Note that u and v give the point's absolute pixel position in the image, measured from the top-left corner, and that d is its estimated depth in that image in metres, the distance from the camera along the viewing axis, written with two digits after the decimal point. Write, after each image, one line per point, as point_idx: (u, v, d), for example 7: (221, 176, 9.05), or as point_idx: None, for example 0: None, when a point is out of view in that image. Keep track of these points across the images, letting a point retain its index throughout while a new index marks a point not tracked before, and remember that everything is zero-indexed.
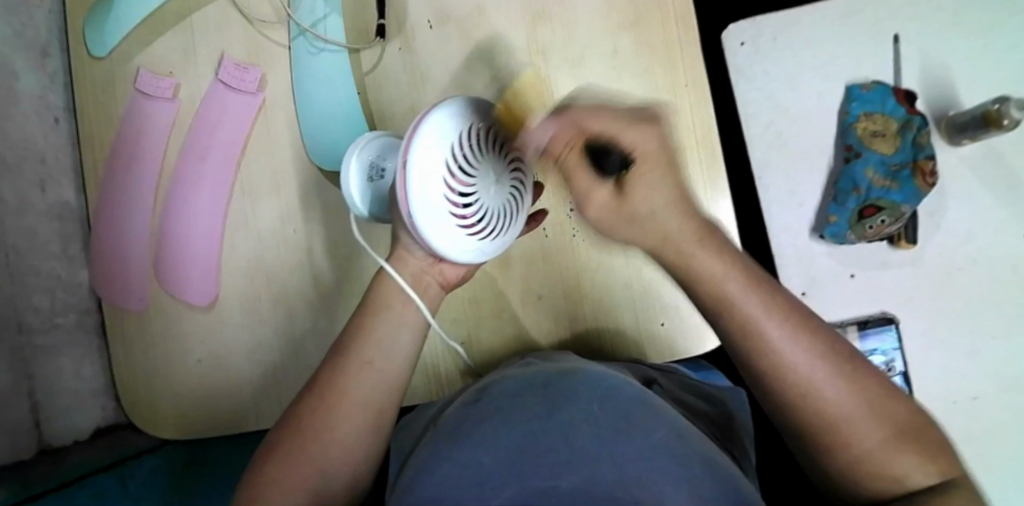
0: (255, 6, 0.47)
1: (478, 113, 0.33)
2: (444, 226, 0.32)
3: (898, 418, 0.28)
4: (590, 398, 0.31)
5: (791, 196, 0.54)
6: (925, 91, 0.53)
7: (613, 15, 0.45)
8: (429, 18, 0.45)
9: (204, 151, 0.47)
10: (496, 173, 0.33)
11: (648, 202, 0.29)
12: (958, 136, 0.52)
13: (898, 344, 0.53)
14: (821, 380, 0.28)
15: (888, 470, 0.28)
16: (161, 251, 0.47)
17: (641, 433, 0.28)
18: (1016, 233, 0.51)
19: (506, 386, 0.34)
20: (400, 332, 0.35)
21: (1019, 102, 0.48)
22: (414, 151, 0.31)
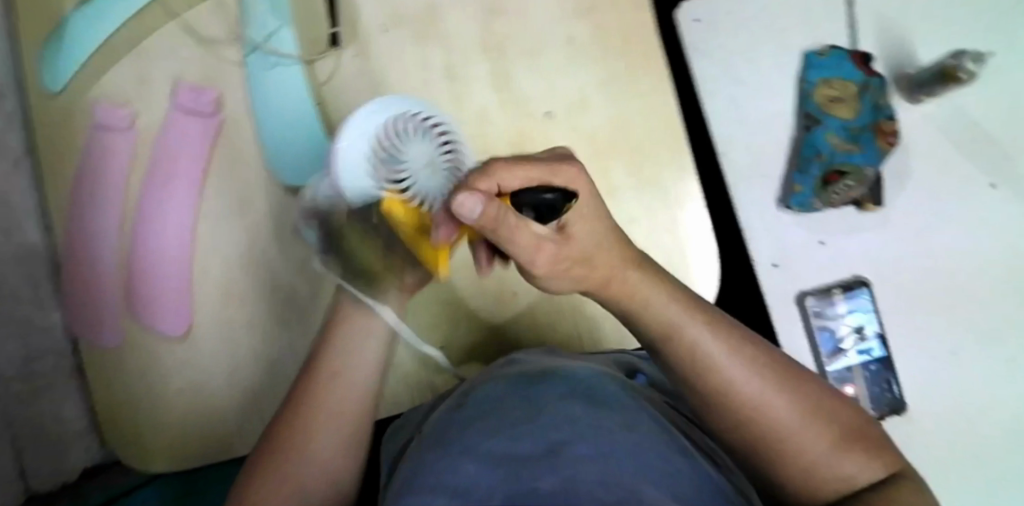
0: (205, 26, 0.46)
1: (391, 110, 0.33)
2: (381, 219, 0.32)
3: (839, 416, 0.31)
4: (571, 400, 0.31)
5: (755, 167, 0.49)
6: (883, 52, 0.50)
7: (567, 3, 0.44)
8: (382, 22, 0.44)
9: (165, 177, 0.46)
10: (426, 158, 0.31)
11: (587, 237, 0.28)
12: (918, 92, 0.49)
13: (870, 307, 0.49)
14: (764, 391, 0.30)
15: (841, 469, 0.30)
16: (132, 281, 0.47)
17: (622, 429, 0.29)
18: (982, 184, 0.49)
19: (489, 393, 0.35)
20: (366, 340, 0.35)
21: (972, 57, 0.47)
22: (340, 156, 0.32)
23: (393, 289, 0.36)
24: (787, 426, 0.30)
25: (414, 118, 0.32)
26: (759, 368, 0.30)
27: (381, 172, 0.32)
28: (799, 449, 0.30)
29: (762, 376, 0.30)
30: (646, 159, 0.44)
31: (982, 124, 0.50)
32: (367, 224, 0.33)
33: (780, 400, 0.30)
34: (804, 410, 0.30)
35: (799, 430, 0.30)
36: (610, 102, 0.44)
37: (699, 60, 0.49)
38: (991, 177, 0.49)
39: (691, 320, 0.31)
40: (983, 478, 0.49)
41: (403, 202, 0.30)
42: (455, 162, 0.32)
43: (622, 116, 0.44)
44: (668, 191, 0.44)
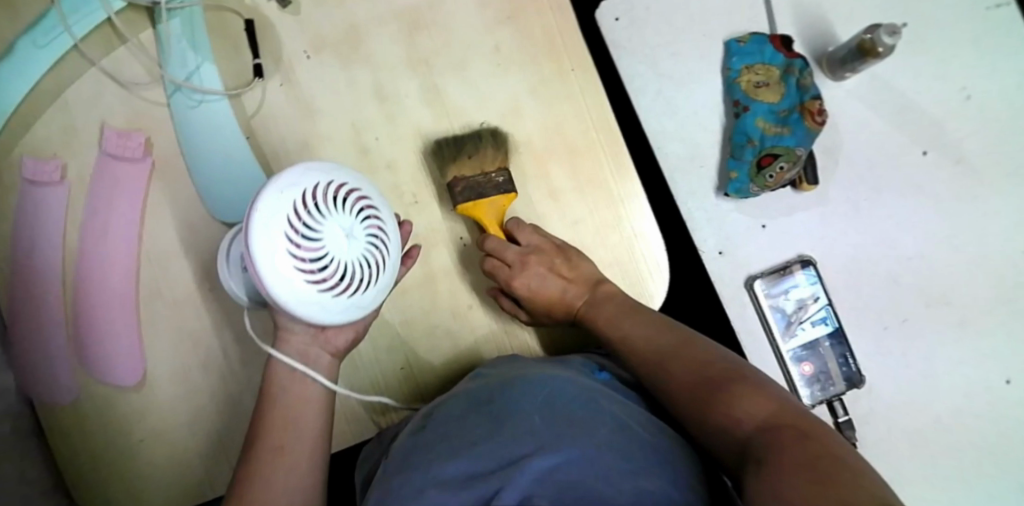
0: (127, 70, 0.45)
1: (304, 180, 0.32)
2: (303, 295, 0.32)
3: (726, 373, 0.34)
4: (536, 411, 0.32)
5: (693, 157, 0.47)
6: (801, 33, 0.49)
7: (489, 12, 0.44)
8: (305, 48, 0.44)
9: (104, 228, 0.45)
10: (346, 229, 0.33)
11: (532, 283, 0.43)
12: (838, 70, 0.48)
13: (816, 281, 0.48)
14: (648, 347, 0.39)
15: (721, 408, 0.32)
16: (80, 335, 0.45)
17: (584, 433, 0.30)
18: (914, 153, 0.48)
19: (450, 411, 0.35)
20: (305, 408, 0.37)
21: (889, 28, 0.45)
22: (254, 233, 0.31)
23: (323, 354, 0.39)
24: (682, 383, 0.36)
25: (326, 189, 0.33)
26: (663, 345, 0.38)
27: (305, 250, 0.32)
28: (680, 388, 0.35)
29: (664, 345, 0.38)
30: (585, 159, 0.44)
31: (913, 96, 0.48)
32: (287, 301, 0.32)
33: (680, 365, 0.37)
34: (702, 372, 0.36)
35: (691, 389, 0.35)
36: (542, 105, 0.44)
37: (621, 60, 0.46)
38: (923, 145, 0.48)
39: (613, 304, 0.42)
40: (960, 452, 0.47)
41: (328, 274, 0.32)
42: (372, 229, 0.35)
43: (556, 117, 0.44)
44: (611, 188, 0.44)
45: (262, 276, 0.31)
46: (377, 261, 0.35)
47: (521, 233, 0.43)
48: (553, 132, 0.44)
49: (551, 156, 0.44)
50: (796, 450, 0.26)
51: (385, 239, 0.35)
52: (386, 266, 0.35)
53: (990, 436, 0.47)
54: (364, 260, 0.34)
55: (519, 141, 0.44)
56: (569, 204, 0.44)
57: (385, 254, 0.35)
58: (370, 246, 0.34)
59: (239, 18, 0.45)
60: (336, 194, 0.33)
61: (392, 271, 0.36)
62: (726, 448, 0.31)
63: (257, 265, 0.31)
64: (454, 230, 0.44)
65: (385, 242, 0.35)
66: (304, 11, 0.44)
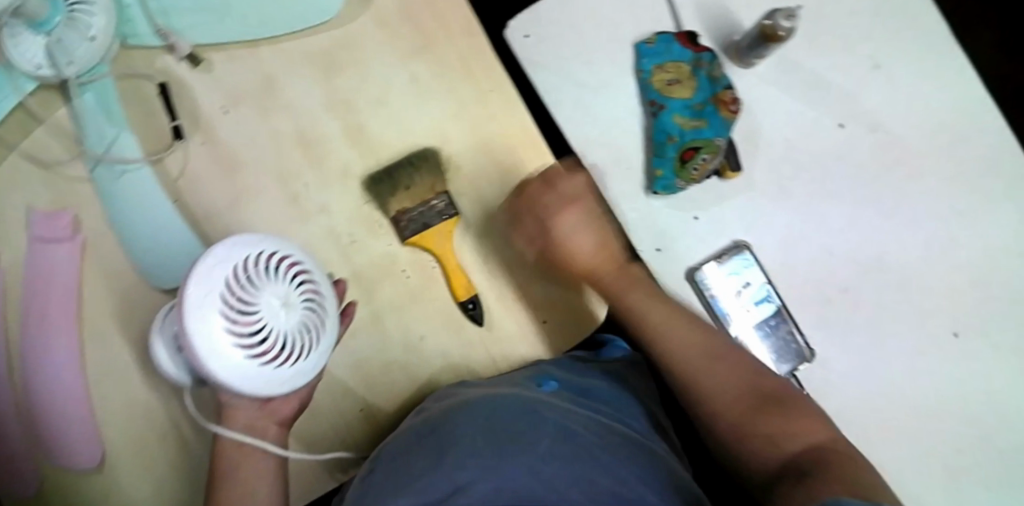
0: (46, 149, 0.45)
1: (235, 253, 0.32)
2: (245, 371, 0.31)
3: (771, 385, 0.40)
4: (479, 436, 0.34)
5: (618, 161, 0.48)
6: (706, 28, 0.50)
7: (401, 45, 0.45)
8: (222, 104, 0.44)
9: (41, 312, 0.44)
10: (282, 298, 0.32)
11: (491, 285, 0.44)
12: (747, 58, 0.48)
13: (753, 263, 0.48)
14: (691, 357, 0.42)
15: (770, 431, 0.37)
16: (33, 423, 0.44)
17: (527, 450, 0.32)
18: (832, 127, 0.48)
19: (396, 445, 0.36)
20: (257, 483, 0.38)
21: (786, 11, 0.45)
22: (188, 316, 0.30)
23: (270, 425, 0.38)
24: (721, 399, 0.40)
25: (258, 259, 0.32)
26: (712, 352, 0.42)
27: (242, 325, 0.31)
28: (716, 412, 0.40)
29: (704, 355, 0.42)
30: (515, 175, 0.45)
31: (832, 65, 0.48)
32: (228, 379, 0.31)
33: (715, 380, 0.41)
34: (734, 388, 0.40)
35: (728, 406, 0.40)
36: (466, 129, 0.45)
37: (536, 75, 0.47)
38: (837, 118, 0.48)
39: (661, 306, 0.44)
40: (926, 408, 0.48)
41: (268, 346, 0.31)
42: (309, 294, 0.34)
43: (482, 139, 0.45)
44: (545, 202, 0.45)
45: (200, 358, 0.30)
46: (317, 324, 0.34)
47: (480, 244, 0.44)
48: (481, 154, 0.45)
49: (482, 178, 0.45)
50: (837, 465, 0.33)
51: (324, 302, 0.35)
52: (328, 328, 0.35)
53: (955, 388, 0.48)
54: (304, 326, 0.33)
55: (447, 167, 0.44)
56: (505, 222, 0.44)
57: (324, 316, 0.35)
58: (308, 310, 0.34)
59: (152, 83, 0.44)
60: (268, 262, 0.33)
61: (334, 331, 0.35)
62: (755, 466, 0.38)
63: (195, 348, 0.30)
64: (395, 263, 0.44)
65: (325, 305, 0.35)
66: (216, 67, 0.44)
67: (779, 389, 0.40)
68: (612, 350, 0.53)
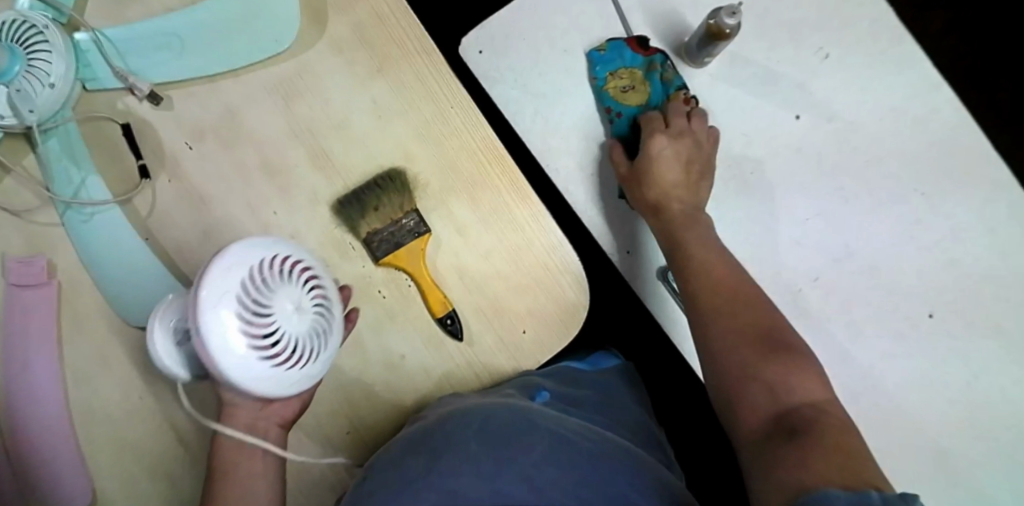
0: (16, 197, 0.45)
1: (252, 253, 0.31)
2: (253, 371, 0.30)
3: (784, 342, 0.37)
4: (472, 442, 0.34)
5: (584, 168, 0.48)
6: (656, 29, 0.50)
7: (359, 68, 0.45)
8: (186, 140, 0.44)
9: (20, 358, 0.44)
10: (295, 301, 0.32)
11: (465, 299, 0.45)
12: (698, 58, 0.48)
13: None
14: (709, 283, 0.41)
15: (758, 370, 0.36)
16: (21, 466, 0.45)
17: (519, 456, 0.33)
18: (790, 119, 0.49)
19: (386, 457, 0.36)
20: (255, 484, 0.38)
21: (728, 8, 0.44)
22: (203, 313, 0.29)
23: (272, 426, 0.39)
24: (727, 337, 0.38)
25: (272, 260, 0.32)
26: (738, 299, 0.40)
27: (257, 325, 0.30)
28: (715, 340, 0.38)
29: (730, 299, 0.40)
30: (484, 189, 0.45)
31: (787, 58, 0.49)
32: (237, 380, 0.30)
33: (730, 321, 0.39)
34: (744, 325, 0.38)
35: (736, 346, 0.37)
36: (431, 147, 0.45)
37: (496, 91, 0.47)
38: (795, 109, 0.49)
39: (711, 250, 0.43)
40: (905, 387, 0.49)
41: (280, 350, 0.31)
42: (319, 298, 0.34)
43: (447, 156, 0.45)
44: (515, 216, 0.45)
45: (211, 353, 0.30)
46: (325, 330, 0.34)
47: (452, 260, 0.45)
48: (448, 171, 0.45)
49: (450, 194, 0.45)
50: (834, 429, 0.31)
51: (332, 307, 0.35)
52: (335, 333, 0.35)
53: (931, 368, 0.49)
54: (314, 331, 0.33)
55: (415, 187, 0.45)
56: (476, 235, 0.45)
57: (331, 321, 0.34)
58: (318, 314, 0.33)
59: (114, 124, 0.44)
60: (282, 265, 0.32)
61: (339, 336, 0.35)
62: (749, 416, 0.34)
63: (207, 346, 0.29)
64: (370, 285, 0.44)
65: (332, 310, 0.35)
66: (177, 105, 0.45)
67: (797, 350, 0.37)
68: (603, 356, 0.54)
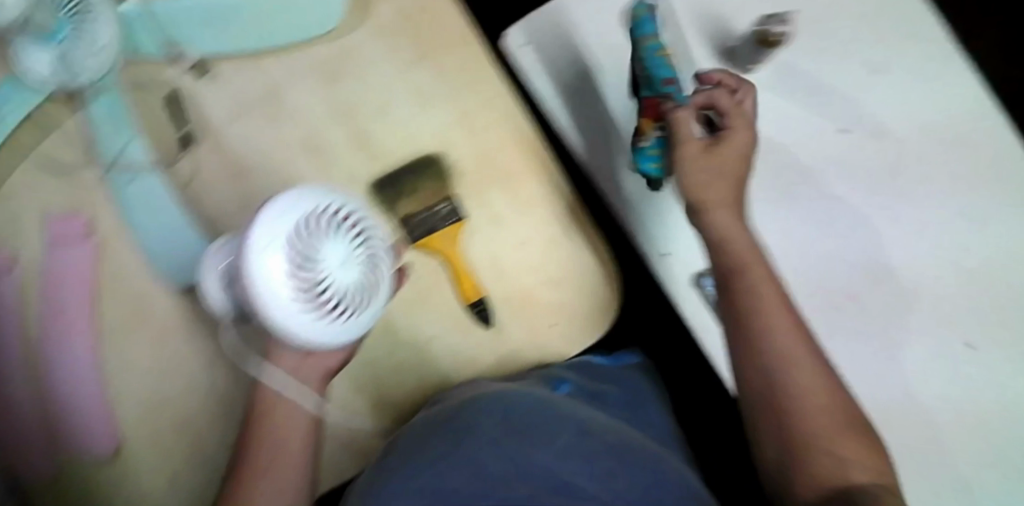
0: (61, 155, 0.46)
1: (305, 201, 0.31)
2: (302, 322, 0.30)
3: (845, 411, 0.34)
4: (498, 427, 0.35)
5: (623, 166, 0.49)
6: (705, 30, 0.50)
7: (403, 53, 0.45)
8: (229, 111, 0.45)
9: (56, 310, 0.45)
10: (343, 254, 0.31)
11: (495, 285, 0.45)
12: (744, 64, 0.47)
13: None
14: (783, 340, 0.36)
15: (832, 445, 0.33)
16: (51, 419, 0.46)
17: (544, 443, 0.34)
18: (831, 130, 0.48)
19: (414, 433, 0.38)
20: (293, 428, 0.37)
21: (780, 16, 0.45)
22: (254, 259, 0.29)
23: (313, 376, 0.36)
24: (807, 395, 0.34)
25: (326, 210, 0.31)
26: (813, 352, 0.36)
27: (307, 273, 0.29)
28: (790, 408, 0.34)
29: (807, 349, 0.36)
30: (517, 183, 0.46)
31: (833, 71, 0.49)
32: (285, 328, 0.30)
33: (800, 383, 0.35)
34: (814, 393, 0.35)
35: (815, 412, 0.34)
36: (471, 135, 0.46)
37: (538, 86, 0.49)
38: (839, 123, 0.48)
39: (775, 287, 0.37)
40: (930, 410, 0.48)
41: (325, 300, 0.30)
42: (370, 253, 0.33)
43: (484, 144, 0.46)
44: (549, 208, 0.46)
45: (260, 300, 0.29)
46: (372, 284, 0.33)
47: (483, 247, 0.45)
48: (485, 160, 0.46)
49: (485, 183, 0.45)
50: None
51: (381, 263, 0.34)
52: (383, 289, 0.34)
53: (958, 396, 0.48)
54: (361, 285, 0.32)
55: (452, 173, 0.45)
56: (510, 225, 0.45)
57: (380, 276, 0.33)
58: (367, 268, 0.32)
59: (161, 93, 0.45)
60: (335, 216, 0.32)
61: (387, 294, 0.34)
62: (807, 484, 0.32)
63: (257, 292, 0.29)
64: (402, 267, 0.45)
65: (382, 266, 0.34)
66: (223, 77, 0.45)
67: (857, 412, 0.35)
68: (628, 355, 0.54)
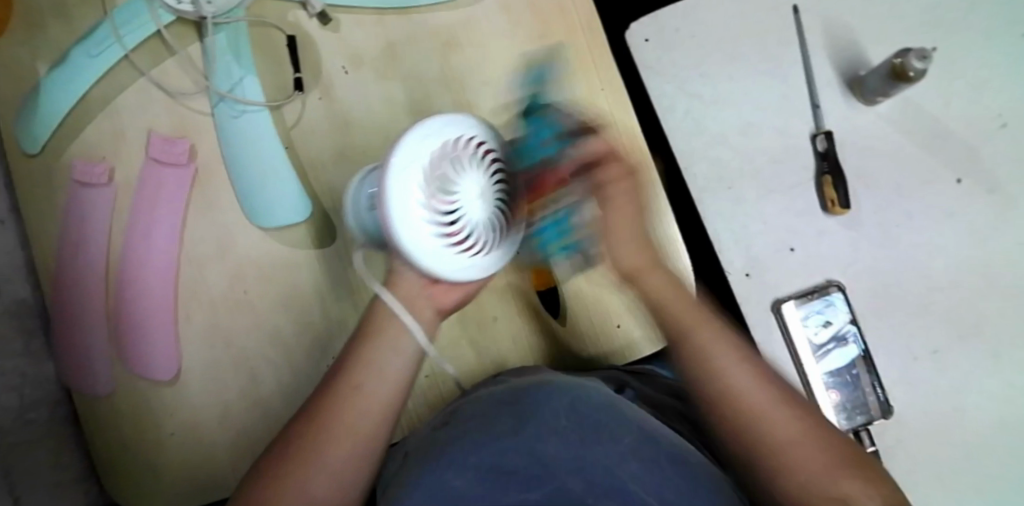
0: (175, 80, 0.47)
1: (446, 132, 0.32)
2: (435, 249, 0.31)
3: (825, 442, 0.35)
4: (561, 412, 0.34)
5: (719, 178, 0.49)
6: (834, 55, 0.49)
7: (522, 32, 0.46)
8: (344, 64, 0.46)
9: (145, 226, 0.46)
10: (480, 187, 0.33)
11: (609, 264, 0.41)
12: (872, 96, 0.48)
13: (836, 303, 0.48)
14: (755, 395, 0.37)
15: (823, 482, 0.33)
16: (118, 331, 0.47)
17: (608, 443, 0.32)
18: (949, 180, 0.48)
19: (473, 406, 0.36)
20: (395, 357, 0.37)
21: (920, 52, 0.45)
22: (394, 181, 0.30)
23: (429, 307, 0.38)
24: (790, 441, 0.35)
25: (466, 142, 0.33)
26: (781, 396, 0.37)
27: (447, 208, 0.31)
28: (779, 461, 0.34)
29: (771, 399, 0.37)
30: None
31: (940, 119, 0.48)
32: (416, 256, 0.31)
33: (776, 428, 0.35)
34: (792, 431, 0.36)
35: (800, 454, 0.34)
36: (575, 121, 0.45)
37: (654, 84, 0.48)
38: (957, 172, 0.48)
39: (727, 345, 0.39)
40: (973, 477, 0.47)
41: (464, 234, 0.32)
42: (500, 191, 0.34)
43: (587, 133, 0.45)
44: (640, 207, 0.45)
45: (394, 225, 0.31)
46: (501, 225, 0.34)
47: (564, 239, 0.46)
48: None
49: None
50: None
51: (509, 203, 0.35)
52: (509, 228, 0.35)
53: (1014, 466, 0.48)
54: (491, 221, 0.34)
55: None
56: None
57: (508, 217, 0.35)
58: (497, 206, 0.34)
59: (282, 34, 0.46)
60: (473, 148, 0.33)
61: (511, 236, 0.36)
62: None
63: (393, 215, 0.30)
64: None
65: (509, 206, 0.35)
66: (343, 28, 0.46)
67: (843, 446, 0.35)
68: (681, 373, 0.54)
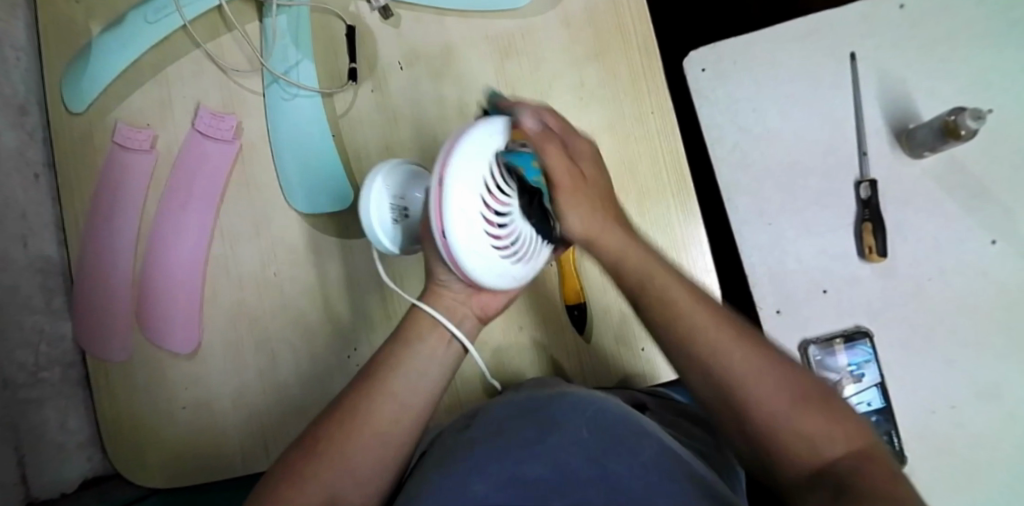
0: (229, 56, 0.48)
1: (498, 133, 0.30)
2: (490, 265, 0.30)
3: (798, 384, 0.30)
4: (588, 422, 0.31)
5: (759, 213, 0.50)
6: (883, 106, 0.50)
7: (579, 47, 0.46)
8: (400, 60, 0.47)
9: (184, 196, 0.46)
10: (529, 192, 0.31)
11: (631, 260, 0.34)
12: (918, 149, 0.48)
13: (873, 358, 0.49)
14: (706, 324, 0.31)
15: (803, 432, 0.28)
16: (140, 298, 0.46)
17: (629, 456, 0.29)
18: (984, 242, 0.49)
19: (495, 412, 0.35)
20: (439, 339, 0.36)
21: (975, 112, 0.45)
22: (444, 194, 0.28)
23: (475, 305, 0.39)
24: (755, 386, 0.29)
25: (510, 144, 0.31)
26: (745, 338, 0.31)
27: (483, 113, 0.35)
28: (746, 399, 0.29)
29: (733, 340, 0.30)
30: (652, 199, 0.45)
31: (980, 180, 0.49)
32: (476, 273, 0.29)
33: (743, 361, 0.30)
34: (760, 373, 0.30)
35: (771, 395, 0.29)
36: (620, 140, 0.46)
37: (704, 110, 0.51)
38: (993, 234, 0.49)
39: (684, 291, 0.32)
40: None
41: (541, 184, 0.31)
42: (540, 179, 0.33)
43: (631, 153, 0.46)
44: (675, 230, 0.45)
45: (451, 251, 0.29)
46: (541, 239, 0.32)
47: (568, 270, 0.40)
48: (627, 169, 0.45)
49: (620, 189, 0.45)
50: (886, 485, 0.25)
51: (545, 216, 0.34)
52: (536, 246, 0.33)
53: None
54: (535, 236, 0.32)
55: None
56: None
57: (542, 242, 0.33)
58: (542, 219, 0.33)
59: (341, 23, 0.48)
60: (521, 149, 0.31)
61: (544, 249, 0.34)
62: (784, 470, 0.28)
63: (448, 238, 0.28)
64: None
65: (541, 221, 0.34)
66: (403, 26, 0.47)
67: (810, 382, 0.30)
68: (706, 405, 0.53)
